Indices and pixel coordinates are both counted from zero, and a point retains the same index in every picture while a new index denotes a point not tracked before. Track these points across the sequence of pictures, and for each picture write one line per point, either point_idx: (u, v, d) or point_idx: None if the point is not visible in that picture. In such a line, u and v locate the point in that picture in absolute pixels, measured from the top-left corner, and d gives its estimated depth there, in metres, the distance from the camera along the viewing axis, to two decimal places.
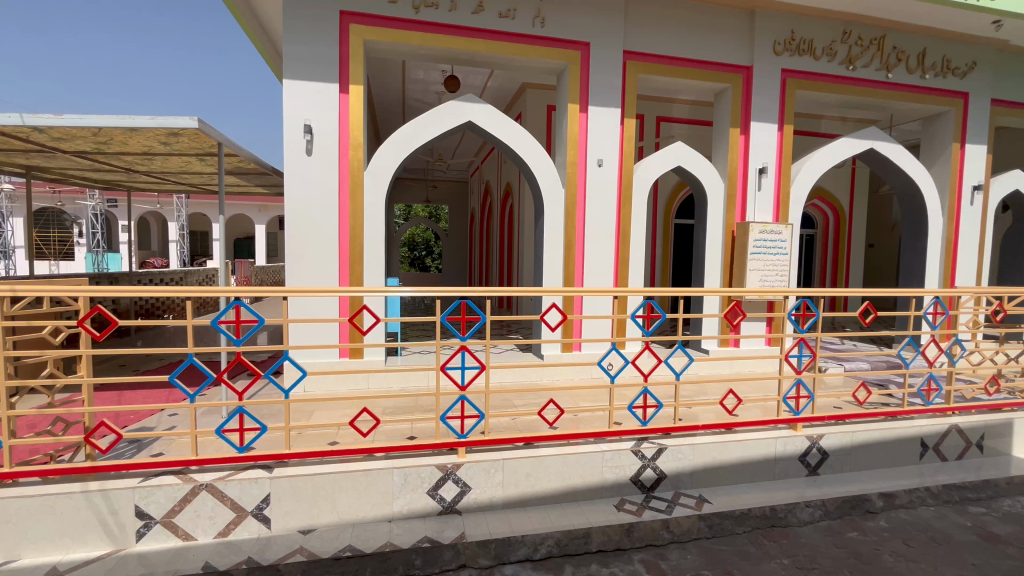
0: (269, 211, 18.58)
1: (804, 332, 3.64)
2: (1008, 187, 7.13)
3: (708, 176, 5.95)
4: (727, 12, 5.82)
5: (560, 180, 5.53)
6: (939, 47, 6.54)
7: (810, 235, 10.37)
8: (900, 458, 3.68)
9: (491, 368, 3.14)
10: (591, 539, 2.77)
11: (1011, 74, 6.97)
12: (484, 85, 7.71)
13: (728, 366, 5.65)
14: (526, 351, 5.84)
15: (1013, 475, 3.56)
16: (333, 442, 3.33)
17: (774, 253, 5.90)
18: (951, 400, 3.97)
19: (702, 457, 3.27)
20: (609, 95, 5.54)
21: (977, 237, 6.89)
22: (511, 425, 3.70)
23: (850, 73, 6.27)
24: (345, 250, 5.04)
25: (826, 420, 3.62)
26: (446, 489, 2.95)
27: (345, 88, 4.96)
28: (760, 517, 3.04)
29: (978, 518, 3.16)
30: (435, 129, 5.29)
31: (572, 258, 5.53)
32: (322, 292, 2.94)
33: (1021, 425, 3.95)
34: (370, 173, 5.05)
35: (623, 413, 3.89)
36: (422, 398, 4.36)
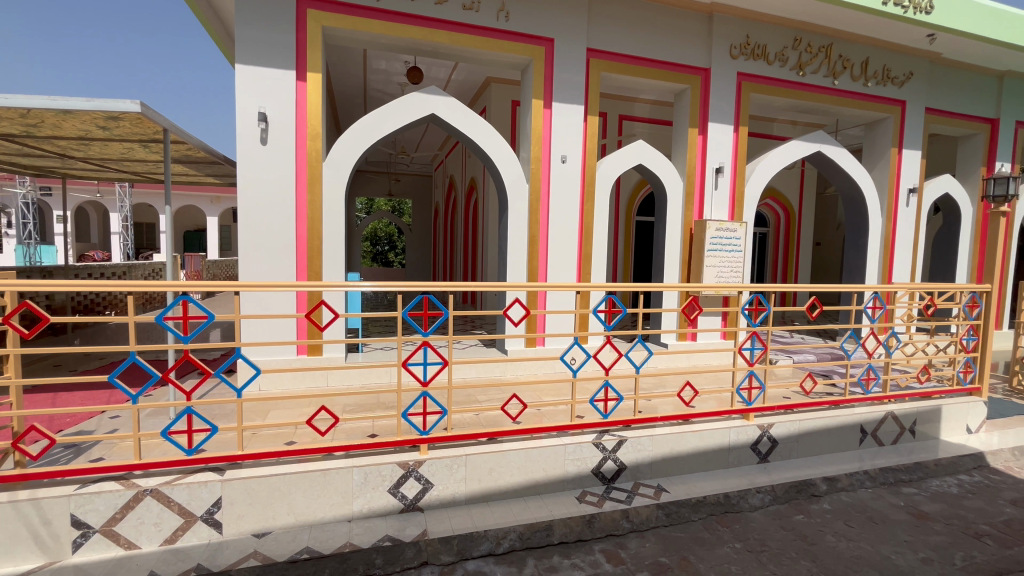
0: (222, 202, 17.75)
1: (757, 326, 3.78)
2: (940, 190, 7.66)
3: (667, 175, 6.09)
4: (686, 15, 5.97)
5: (524, 176, 5.54)
6: (881, 56, 6.93)
7: (763, 234, 10.84)
8: (842, 444, 3.90)
9: (455, 363, 3.10)
10: (553, 532, 2.81)
11: (942, 85, 7.48)
12: (448, 78, 7.62)
13: (685, 359, 5.84)
14: (490, 346, 5.85)
15: (941, 457, 3.85)
16: (289, 441, 3.22)
17: (729, 250, 6.12)
18: (888, 389, 4.24)
19: (660, 448, 3.37)
20: (572, 92, 5.58)
21: (912, 237, 7.38)
22: (474, 420, 3.69)
23: (800, 78, 6.56)
24: (303, 244, 4.87)
25: (776, 410, 3.80)
26: (408, 487, 2.91)
27: (301, 76, 4.77)
28: (715, 504, 3.16)
29: (910, 498, 3.41)
30: (398, 120, 5.17)
31: (536, 253, 5.56)
32: (277, 287, 2.82)
33: (948, 411, 4.27)
34: (329, 164, 4.89)
35: (585, 407, 3.95)
36: (384, 395, 4.29)
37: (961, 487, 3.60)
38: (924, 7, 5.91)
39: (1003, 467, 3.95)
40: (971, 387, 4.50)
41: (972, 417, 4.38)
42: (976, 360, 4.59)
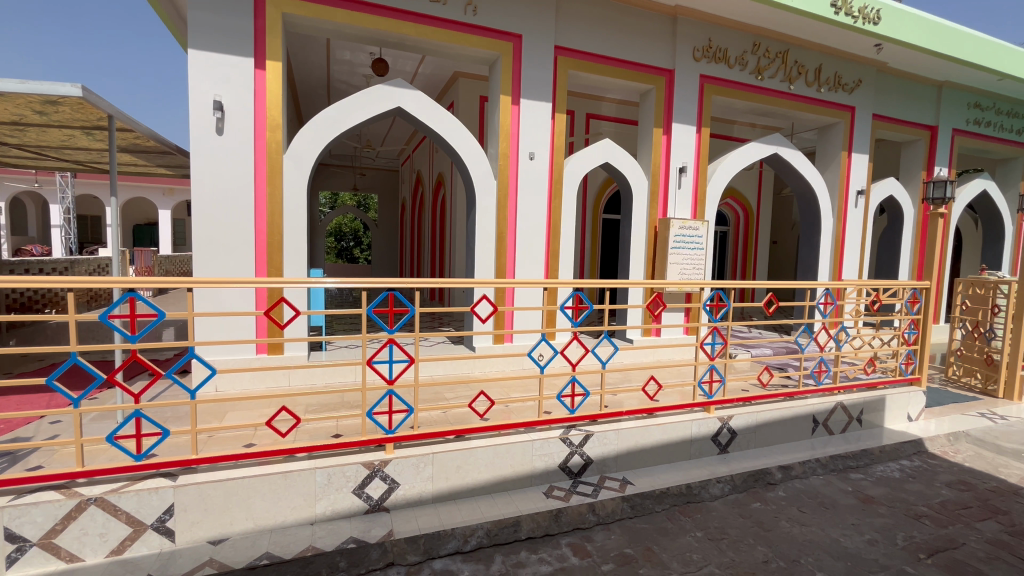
0: (175, 195, 16.88)
1: (718, 322, 3.89)
2: (885, 193, 8.10)
3: (633, 173, 6.19)
4: (652, 16, 6.08)
5: (492, 172, 5.51)
6: (833, 63, 7.26)
7: (723, 232, 11.19)
8: (796, 434, 4.08)
9: (422, 361, 3.05)
10: (520, 527, 2.82)
11: (888, 93, 7.90)
12: (415, 71, 7.51)
13: (650, 355, 5.98)
14: (458, 343, 5.82)
15: (884, 444, 4.08)
16: (248, 444, 3.11)
17: (691, 248, 6.30)
18: (838, 381, 4.46)
19: (626, 442, 3.43)
20: (540, 89, 5.59)
21: (860, 236, 7.79)
22: (442, 418, 3.66)
23: (759, 82, 6.80)
24: (262, 239, 4.69)
25: (736, 402, 3.93)
26: (373, 487, 2.85)
27: (260, 64, 4.58)
28: (677, 495, 3.25)
29: (857, 483, 3.60)
30: (363, 112, 5.04)
31: (503, 250, 5.55)
32: (234, 283, 2.70)
33: (892, 400, 4.53)
34: (289, 156, 4.72)
35: (552, 403, 3.98)
36: (349, 394, 4.20)
37: (903, 471, 3.84)
38: (871, 18, 6.25)
39: (940, 451, 4.23)
40: (911, 377, 4.78)
41: (912, 406, 4.66)
42: (916, 352, 4.89)
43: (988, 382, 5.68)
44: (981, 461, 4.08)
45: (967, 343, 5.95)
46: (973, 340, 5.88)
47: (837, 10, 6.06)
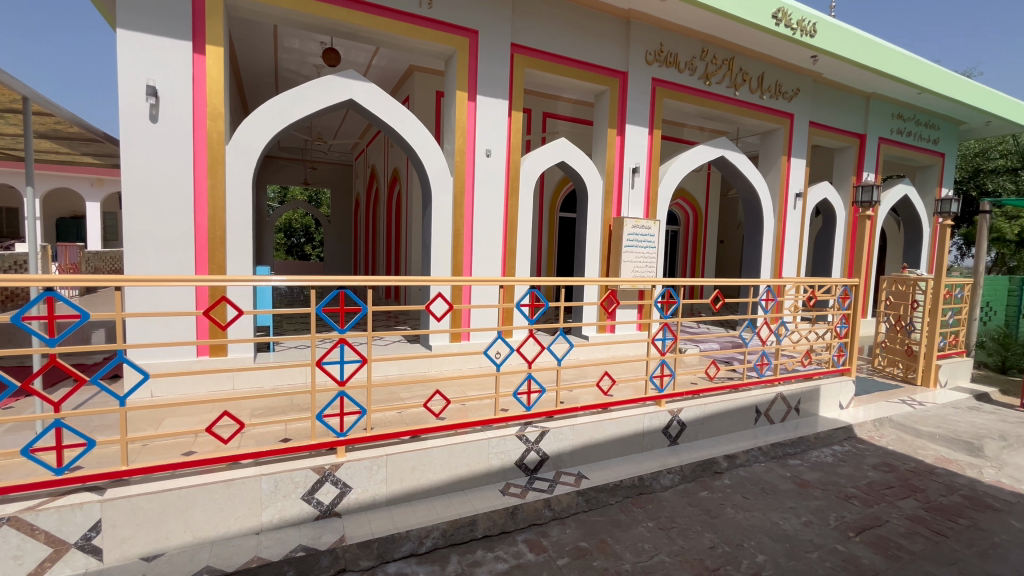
0: (105, 186, 15.65)
1: (668, 318, 4.02)
2: (821, 196, 8.65)
3: (588, 173, 6.29)
4: (606, 18, 6.18)
5: (448, 169, 5.44)
6: (775, 72, 7.66)
7: (674, 231, 11.60)
8: (740, 424, 4.27)
9: (375, 360, 2.96)
10: (477, 526, 2.81)
11: (823, 102, 8.43)
12: (368, 63, 7.32)
13: (605, 350, 6.11)
14: (414, 342, 5.74)
15: (819, 431, 4.36)
16: (187, 452, 2.93)
17: (644, 246, 6.49)
18: (778, 373, 4.72)
19: (581, 437, 3.48)
20: (496, 86, 5.57)
21: (798, 236, 8.28)
22: (396, 418, 3.58)
23: (706, 87, 7.07)
24: (203, 234, 4.41)
25: (685, 396, 4.08)
26: (324, 492, 2.76)
27: (199, 48, 4.31)
28: (630, 486, 3.33)
29: (795, 469, 3.84)
30: (313, 103, 4.84)
31: (460, 247, 5.50)
32: (171, 281, 2.52)
33: (826, 390, 4.84)
34: (232, 147, 4.47)
35: (509, 400, 4.00)
36: (298, 397, 4.04)
37: (835, 456, 4.11)
38: (808, 31, 6.65)
39: (867, 436, 4.57)
40: (842, 368, 5.13)
41: (844, 394, 5.00)
42: (847, 345, 5.24)
43: (908, 370, 6.19)
44: (902, 444, 4.44)
45: (891, 336, 6.44)
46: (896, 333, 6.39)
47: (778, 22, 6.39)
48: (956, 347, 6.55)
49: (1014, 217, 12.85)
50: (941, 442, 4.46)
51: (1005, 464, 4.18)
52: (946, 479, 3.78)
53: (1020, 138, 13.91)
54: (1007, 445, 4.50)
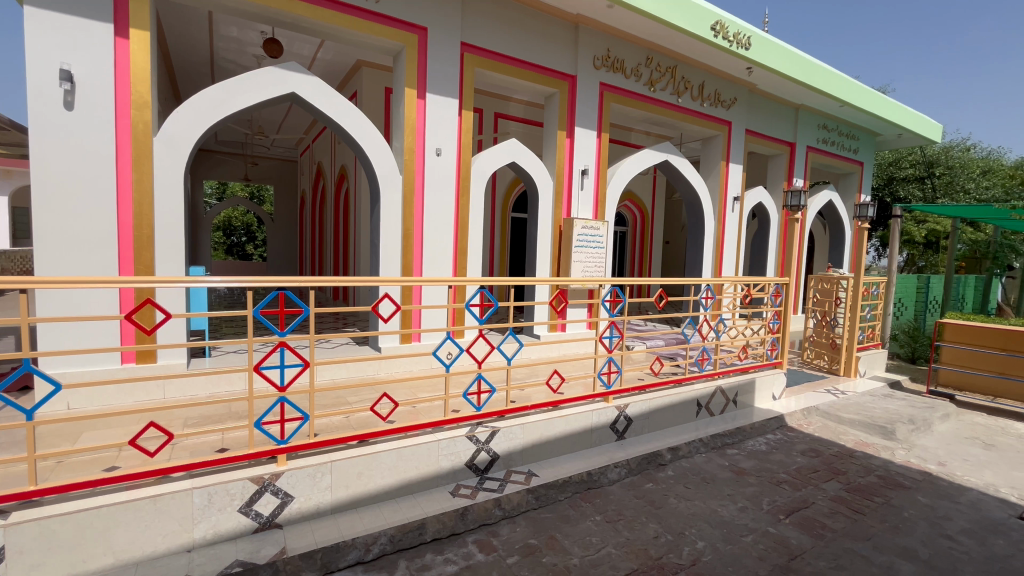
0: (14, 177, 14.21)
1: (615, 316, 4.12)
2: (756, 199, 9.19)
3: (539, 173, 6.34)
4: (555, 22, 6.28)
5: (397, 167, 5.33)
6: (714, 81, 8.06)
7: (622, 232, 11.94)
8: (682, 417, 4.45)
9: (319, 364, 2.83)
10: (426, 529, 2.78)
11: (758, 111, 8.95)
12: (313, 56, 7.04)
13: (556, 349, 6.21)
14: (363, 345, 5.60)
15: (754, 421, 4.62)
16: (110, 468, 2.71)
17: (593, 247, 6.65)
18: (718, 367, 4.95)
19: (531, 435, 3.51)
20: (445, 84, 5.51)
21: (736, 238, 8.76)
22: (343, 423, 3.48)
23: (651, 93, 7.33)
24: (127, 232, 4.09)
25: (632, 392, 4.21)
26: (263, 503, 2.63)
27: (121, 31, 4.00)
28: (579, 482, 3.40)
29: (732, 458, 4.06)
30: (251, 96, 4.60)
31: (410, 248, 5.41)
32: (89, 283, 2.31)
33: (760, 382, 5.13)
34: (161, 140, 4.17)
35: (459, 401, 3.98)
36: (236, 404, 3.84)
37: (768, 444, 4.38)
38: (743, 43, 7.05)
39: (796, 424, 4.91)
40: (775, 361, 5.45)
41: (776, 386, 5.33)
42: (779, 340, 5.57)
43: (832, 362, 6.69)
44: (827, 431, 4.79)
45: (817, 330, 6.92)
46: (822, 327, 6.84)
47: (716, 33, 6.73)
48: (873, 340, 7.15)
49: (921, 221, 14.23)
50: (860, 427, 4.85)
51: (914, 445, 4.61)
52: (864, 462, 4.11)
53: (926, 150, 15.40)
54: (915, 428, 4.96)
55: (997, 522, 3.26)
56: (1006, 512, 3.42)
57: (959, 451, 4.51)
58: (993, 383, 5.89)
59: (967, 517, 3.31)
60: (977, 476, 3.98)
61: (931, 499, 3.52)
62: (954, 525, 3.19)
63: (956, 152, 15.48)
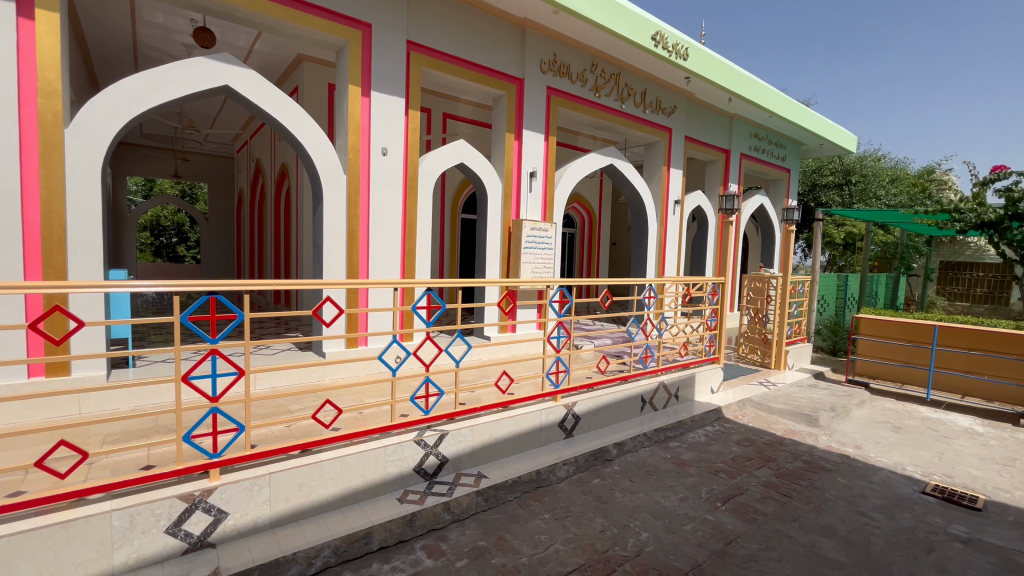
0: None
1: (563, 316, 4.17)
2: (695, 203, 9.64)
3: (487, 175, 6.33)
4: (503, 25, 6.32)
5: (341, 166, 5.17)
6: (655, 89, 8.40)
7: (571, 234, 12.18)
8: (628, 413, 4.60)
9: (255, 372, 2.68)
10: (372, 539, 2.71)
11: (696, 119, 9.41)
12: (249, 48, 6.69)
13: (506, 350, 6.25)
14: (306, 350, 5.40)
15: (694, 414, 4.85)
16: (14, 493, 2.44)
17: (542, 248, 6.74)
18: (661, 364, 5.15)
19: (481, 437, 3.50)
20: (390, 83, 5.40)
21: (677, 239, 9.16)
22: (284, 433, 3.33)
23: (597, 99, 7.52)
24: (33, 233, 3.71)
25: (580, 390, 4.30)
26: (193, 522, 2.46)
27: (25, 11, 3.63)
28: (528, 482, 3.44)
29: (674, 450, 4.24)
30: (179, 86, 4.31)
31: (355, 248, 5.27)
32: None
33: (699, 376, 5.39)
34: (74, 131, 3.82)
35: (406, 405, 3.91)
36: (164, 416, 3.59)
37: (706, 435, 4.61)
38: (681, 54, 7.40)
39: (732, 415, 5.20)
40: (713, 356, 5.72)
41: (715, 380, 5.60)
42: (717, 336, 5.84)
43: (764, 356, 7.15)
44: (759, 421, 5.11)
45: (751, 327, 7.35)
46: (755, 323, 7.28)
47: (657, 43, 7.03)
48: (799, 335, 7.69)
49: (839, 225, 15.48)
50: (788, 417, 5.20)
51: (834, 431, 5.00)
52: (792, 448, 4.42)
53: (843, 159, 16.71)
54: (835, 415, 5.39)
55: (904, 498, 3.60)
56: (912, 487, 3.79)
57: (873, 434, 4.94)
58: (901, 371, 6.49)
59: (879, 494, 3.63)
60: (888, 456, 4.38)
61: (849, 480, 3.84)
62: (868, 502, 3.49)
63: (869, 161, 16.92)
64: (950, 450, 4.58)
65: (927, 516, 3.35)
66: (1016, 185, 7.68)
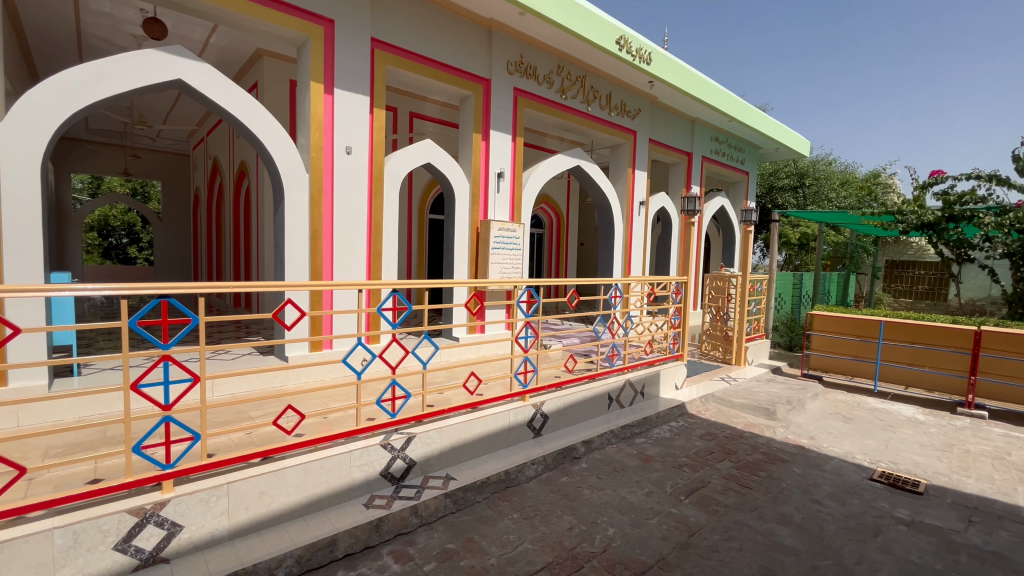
0: None
1: (531, 316, 4.18)
2: (660, 204, 9.87)
3: (455, 175, 6.29)
4: (469, 25, 6.30)
5: (303, 165, 5.03)
6: (620, 93, 8.56)
7: (539, 234, 12.26)
8: (595, 411, 4.66)
9: (211, 378, 2.57)
10: (337, 546, 2.66)
11: (660, 122, 9.65)
12: (204, 41, 6.43)
13: (475, 351, 6.24)
14: (268, 354, 5.24)
15: (659, 410, 4.97)
16: None
17: (510, 248, 6.75)
18: (627, 362, 5.24)
19: (448, 438, 3.47)
20: (355, 81, 5.30)
21: (642, 239, 9.35)
22: (243, 440, 3.22)
23: (563, 100, 7.60)
24: None
25: (548, 389, 4.33)
26: (144, 537, 2.35)
27: None
28: (497, 482, 3.44)
29: (640, 446, 4.34)
30: (127, 78, 4.09)
31: (319, 249, 5.14)
32: None
33: (664, 374, 5.51)
34: (8, 124, 3.57)
35: (373, 408, 3.84)
36: (112, 427, 3.40)
37: (671, 431, 4.74)
38: (644, 58, 7.58)
39: (696, 410, 5.36)
40: (676, 354, 5.86)
41: (678, 376, 5.74)
42: (680, 334, 5.97)
43: (726, 352, 7.38)
44: (721, 415, 5.29)
45: (713, 324, 7.59)
46: (717, 321, 7.50)
47: (621, 47, 7.17)
48: (758, 332, 7.99)
49: (794, 225, 16.17)
50: (748, 410, 5.39)
51: (791, 423, 5.22)
52: (751, 441, 4.59)
53: (798, 163, 17.47)
54: (792, 407, 5.63)
55: (854, 485, 3.79)
56: (861, 475, 4.00)
57: (826, 425, 5.19)
58: (851, 365, 6.83)
59: (831, 482, 3.82)
60: (839, 446, 4.61)
61: (804, 469, 4.02)
62: (821, 490, 3.66)
63: (821, 165, 17.74)
64: (895, 439, 4.86)
65: (874, 501, 3.54)
66: (951, 189, 8.26)
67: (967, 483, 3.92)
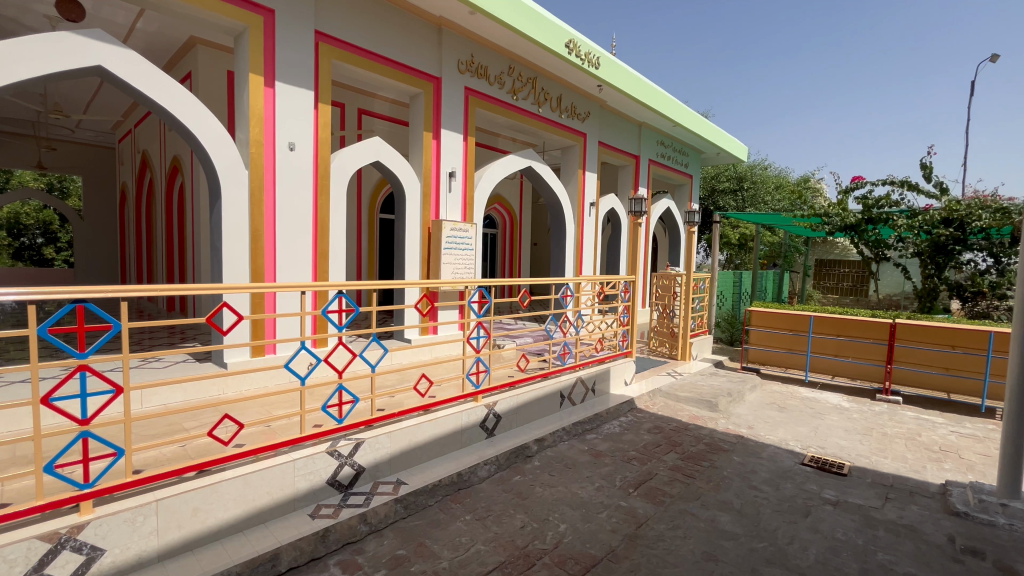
0: None
1: (483, 317, 4.16)
2: (609, 204, 10.12)
3: (405, 174, 6.16)
4: (418, 22, 6.21)
5: (242, 161, 4.77)
6: (570, 95, 8.71)
7: (493, 234, 12.25)
8: (547, 409, 4.71)
9: (136, 388, 2.37)
10: (280, 560, 2.54)
11: (609, 125, 9.89)
12: (130, 26, 5.95)
13: (427, 353, 6.17)
14: (205, 361, 4.95)
15: (609, 406, 5.09)
16: None
17: (462, 249, 6.70)
18: (578, 360, 5.33)
19: (399, 443, 3.39)
20: (297, 74, 5.08)
21: (593, 239, 9.55)
22: (176, 454, 3.02)
23: (514, 101, 7.64)
24: None
25: (501, 389, 4.34)
26: (59, 564, 2.15)
27: None
28: (449, 484, 3.40)
29: (591, 442, 4.44)
30: (35, 62, 3.71)
31: (260, 249, 4.89)
32: None
33: (614, 370, 5.65)
34: None
35: (319, 415, 3.71)
36: (22, 446, 3.09)
37: (620, 426, 4.87)
38: (593, 62, 7.74)
39: (644, 405, 5.53)
40: (626, 351, 6.01)
41: (627, 373, 5.90)
42: (629, 331, 6.11)
43: (672, 349, 7.67)
44: (667, 409, 5.49)
45: (660, 321, 7.87)
46: (664, 318, 7.78)
47: (570, 51, 7.28)
48: (702, 328, 8.35)
49: (735, 226, 17.03)
50: (692, 403, 5.63)
51: (731, 414, 5.49)
52: (695, 432, 4.79)
53: (737, 167, 18.44)
54: (732, 399, 5.93)
55: (788, 470, 4.05)
56: (794, 460, 4.27)
57: (762, 415, 5.51)
58: (786, 357, 7.26)
59: (767, 468, 4.05)
60: (775, 434, 4.90)
61: (743, 457, 4.25)
62: (758, 476, 3.88)
63: (758, 169, 18.83)
64: (823, 425, 5.23)
65: (805, 484, 3.79)
66: (870, 194, 9.00)
67: (884, 463, 4.27)
